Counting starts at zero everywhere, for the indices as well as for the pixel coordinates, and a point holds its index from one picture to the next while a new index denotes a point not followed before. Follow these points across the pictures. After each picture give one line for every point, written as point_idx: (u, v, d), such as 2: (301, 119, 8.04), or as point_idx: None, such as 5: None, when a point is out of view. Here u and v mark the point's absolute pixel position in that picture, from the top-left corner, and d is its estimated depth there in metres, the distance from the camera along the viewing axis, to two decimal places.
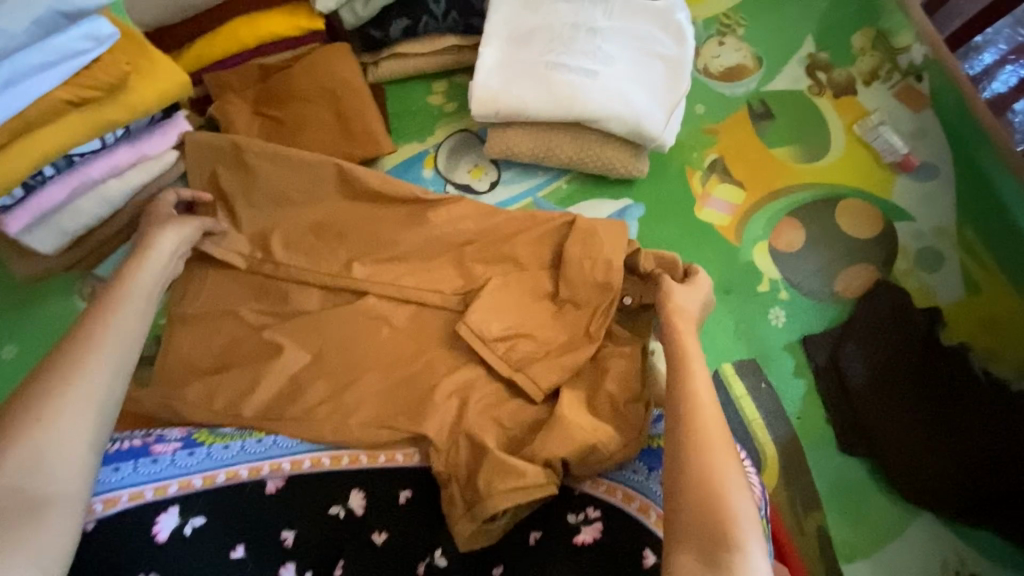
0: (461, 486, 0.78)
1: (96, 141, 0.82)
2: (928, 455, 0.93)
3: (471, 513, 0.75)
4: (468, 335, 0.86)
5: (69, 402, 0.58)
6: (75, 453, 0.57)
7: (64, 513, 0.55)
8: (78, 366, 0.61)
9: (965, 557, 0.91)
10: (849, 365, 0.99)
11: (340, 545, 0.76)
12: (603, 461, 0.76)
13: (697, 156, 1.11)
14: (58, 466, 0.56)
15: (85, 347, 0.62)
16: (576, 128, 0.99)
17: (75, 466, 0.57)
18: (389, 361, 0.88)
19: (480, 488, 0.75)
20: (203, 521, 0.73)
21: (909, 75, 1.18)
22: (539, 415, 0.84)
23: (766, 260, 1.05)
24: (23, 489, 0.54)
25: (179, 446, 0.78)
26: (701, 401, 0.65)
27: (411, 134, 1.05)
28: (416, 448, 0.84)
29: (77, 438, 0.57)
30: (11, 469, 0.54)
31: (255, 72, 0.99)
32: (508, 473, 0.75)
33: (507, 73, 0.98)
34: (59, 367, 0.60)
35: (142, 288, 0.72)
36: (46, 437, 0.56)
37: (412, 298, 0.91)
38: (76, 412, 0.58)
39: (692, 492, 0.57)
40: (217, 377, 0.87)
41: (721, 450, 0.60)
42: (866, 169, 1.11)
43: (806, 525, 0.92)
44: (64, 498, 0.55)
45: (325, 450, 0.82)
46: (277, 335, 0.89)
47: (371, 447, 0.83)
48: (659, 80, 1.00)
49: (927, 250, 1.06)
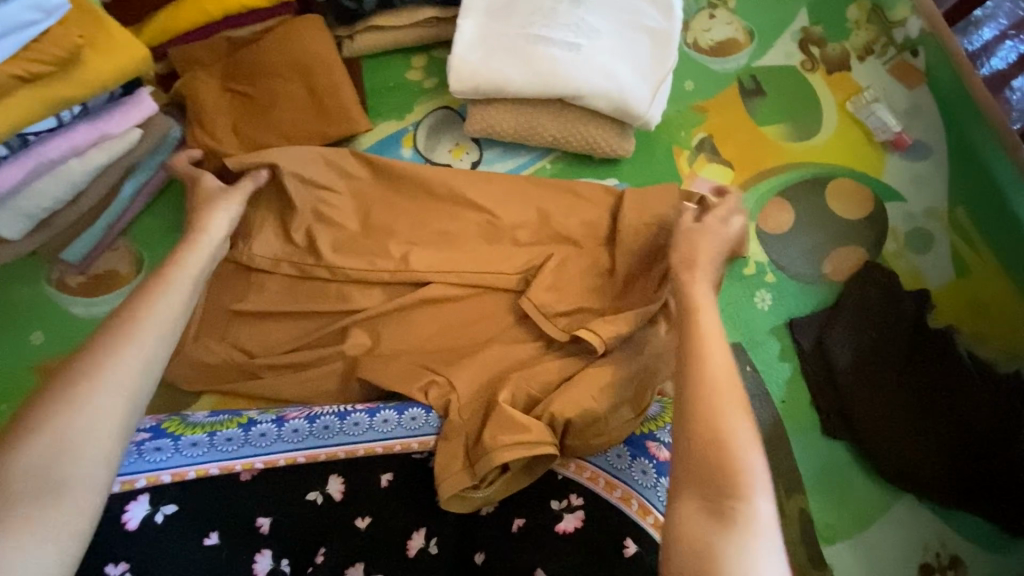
0: (467, 442, 0.78)
1: (52, 120, 0.75)
2: (911, 438, 0.93)
3: (471, 470, 0.75)
4: (531, 309, 0.85)
5: (98, 392, 0.56)
6: (100, 443, 0.55)
7: (78, 505, 0.52)
8: (118, 343, 0.59)
9: (945, 539, 0.91)
10: (835, 349, 0.97)
11: (320, 533, 0.75)
12: (600, 438, 0.78)
13: (685, 135, 1.08)
14: (80, 456, 0.53)
15: (123, 334, 0.60)
16: (559, 104, 0.96)
17: (98, 455, 0.54)
18: (369, 347, 0.88)
19: (484, 442, 0.75)
20: (174, 509, 0.72)
21: (904, 50, 1.14)
22: (532, 396, 0.81)
23: (752, 241, 1.03)
24: (45, 475, 0.52)
25: (146, 436, 0.75)
26: (713, 362, 0.61)
27: (388, 111, 1.02)
28: (407, 438, 0.79)
29: (109, 420, 0.55)
30: (46, 444, 0.53)
31: (222, 46, 0.94)
32: (513, 429, 0.75)
33: (487, 47, 0.94)
34: (104, 342, 0.59)
35: (189, 274, 0.69)
36: (77, 422, 0.54)
37: (388, 279, 0.89)
38: (102, 401, 0.55)
39: (696, 430, 0.56)
40: (288, 365, 0.87)
41: (729, 410, 0.57)
42: (859, 148, 1.09)
43: (788, 507, 0.92)
44: (89, 480, 0.53)
45: (301, 450, 0.78)
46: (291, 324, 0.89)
47: (392, 386, 0.83)
48: (644, 55, 0.96)
49: (916, 231, 1.04)
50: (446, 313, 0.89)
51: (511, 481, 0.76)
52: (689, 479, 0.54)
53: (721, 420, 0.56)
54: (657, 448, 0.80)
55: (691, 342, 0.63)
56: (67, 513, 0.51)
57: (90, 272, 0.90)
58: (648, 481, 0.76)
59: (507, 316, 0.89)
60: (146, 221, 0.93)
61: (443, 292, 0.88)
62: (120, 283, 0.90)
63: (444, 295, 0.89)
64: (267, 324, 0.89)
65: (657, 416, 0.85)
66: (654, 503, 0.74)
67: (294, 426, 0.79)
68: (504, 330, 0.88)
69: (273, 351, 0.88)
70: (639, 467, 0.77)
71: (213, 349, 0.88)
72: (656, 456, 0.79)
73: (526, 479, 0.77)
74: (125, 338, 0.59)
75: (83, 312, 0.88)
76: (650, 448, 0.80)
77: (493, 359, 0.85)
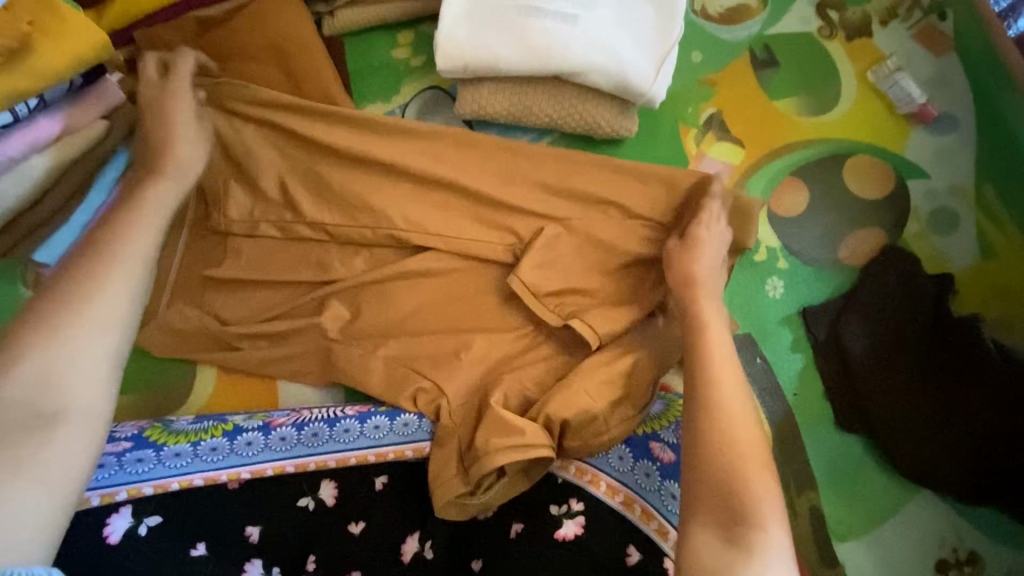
0: (461, 447, 0.76)
1: (8, 115, 0.69)
2: (929, 432, 0.88)
3: (465, 475, 0.73)
4: (521, 289, 0.81)
5: (81, 321, 0.54)
6: (89, 376, 0.54)
7: (75, 435, 0.52)
8: (94, 276, 0.57)
9: (963, 533, 0.87)
10: (851, 340, 0.92)
11: (310, 540, 0.73)
12: (600, 437, 0.74)
13: (692, 112, 1.00)
14: (72, 387, 0.53)
15: (97, 268, 0.57)
16: (556, 82, 0.89)
17: (92, 384, 0.54)
18: (348, 320, 0.84)
19: (477, 444, 0.73)
20: (158, 521, 0.70)
21: (931, 13, 1.05)
22: (527, 394, 0.79)
23: (765, 226, 0.97)
24: (36, 407, 0.51)
25: (128, 446, 0.71)
26: (738, 406, 0.62)
27: (374, 94, 0.96)
28: (400, 445, 0.77)
29: (90, 354, 0.54)
30: (28, 380, 0.51)
31: (192, 26, 0.87)
32: (507, 432, 0.71)
33: (476, 20, 0.86)
34: (79, 275, 0.57)
35: (162, 205, 0.65)
36: (57, 358, 0.53)
37: (365, 239, 0.85)
38: (86, 336, 0.54)
39: (726, 485, 0.57)
40: (265, 335, 0.85)
41: (754, 463, 0.58)
42: (878, 122, 1.01)
43: (799, 504, 0.88)
44: (79, 417, 0.53)
45: (289, 458, 0.75)
46: (276, 317, 0.85)
47: (394, 388, 0.81)
48: (647, 25, 0.88)
49: (940, 210, 0.98)
50: (439, 311, 0.84)
51: (512, 484, 0.73)
52: (715, 528, 0.55)
53: (751, 473, 0.58)
54: (662, 449, 0.76)
55: (724, 383, 0.64)
56: (66, 442, 0.52)
57: None
58: (650, 485, 0.73)
59: (503, 311, 0.84)
60: None
61: (435, 288, 0.85)
62: None
63: (437, 291, 0.85)
64: (243, 291, 0.86)
65: (662, 414, 0.80)
66: (659, 508, 0.71)
67: (282, 435, 0.75)
68: (502, 326, 0.83)
69: (249, 320, 0.85)
70: (642, 470, 0.74)
71: (189, 315, 0.85)
72: (660, 458, 0.75)
73: (528, 482, 0.74)
74: (102, 273, 0.57)
75: None
76: (653, 449, 0.76)
77: (489, 359, 0.81)
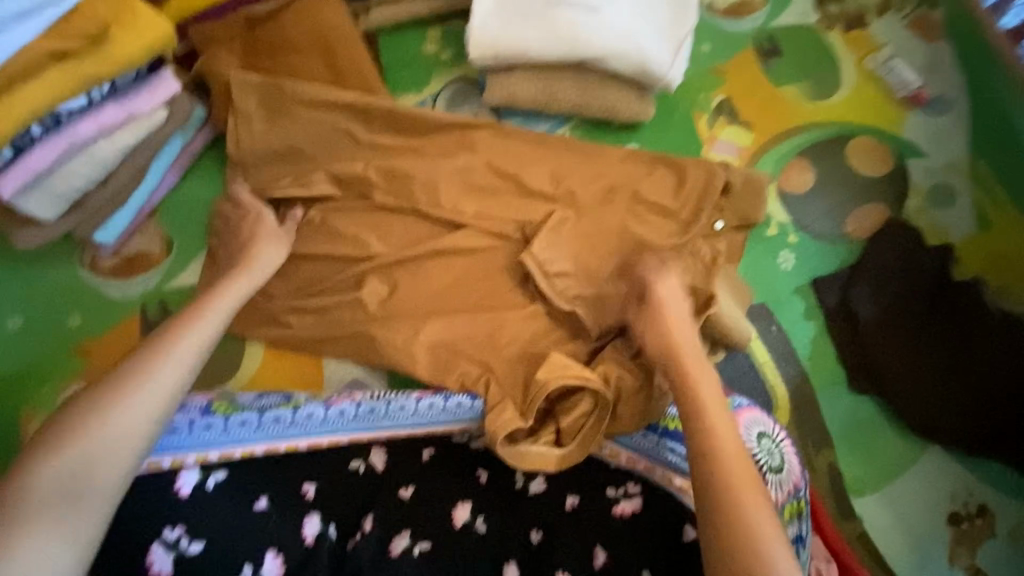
0: (516, 402, 0.82)
1: (83, 98, 0.76)
2: (936, 390, 0.93)
3: (524, 418, 0.79)
4: (532, 267, 0.86)
5: (128, 403, 0.65)
6: (122, 450, 0.63)
7: (97, 507, 0.60)
8: (148, 370, 0.68)
9: (973, 488, 0.92)
10: (860, 306, 0.97)
11: (365, 501, 0.76)
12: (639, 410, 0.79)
13: (703, 98, 1.07)
14: (104, 460, 0.62)
15: (150, 362, 0.68)
16: (578, 70, 0.95)
17: (116, 462, 0.62)
18: (385, 295, 0.89)
19: (537, 380, 0.79)
20: (224, 476, 0.75)
21: (923, 4, 1.13)
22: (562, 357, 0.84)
23: (775, 201, 1.03)
24: (71, 480, 0.60)
25: (198, 415, 0.77)
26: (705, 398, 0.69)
27: (407, 85, 1.02)
28: (450, 423, 0.80)
29: (128, 431, 0.64)
30: (76, 454, 0.61)
31: (241, 23, 0.94)
32: (569, 365, 0.79)
33: (504, 13, 0.93)
34: (137, 364, 0.68)
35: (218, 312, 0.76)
36: (98, 437, 0.62)
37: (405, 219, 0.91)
38: (126, 415, 0.64)
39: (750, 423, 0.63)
40: (310, 309, 0.90)
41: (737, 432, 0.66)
42: (877, 106, 1.08)
43: (816, 462, 0.94)
44: (105, 490, 0.61)
45: (345, 432, 0.79)
46: (318, 293, 0.90)
47: (437, 356, 0.86)
48: (663, 16, 0.95)
49: (938, 186, 1.04)
50: (476, 285, 0.90)
51: (565, 458, 0.76)
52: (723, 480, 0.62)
53: None
54: None
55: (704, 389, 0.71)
56: (83, 512, 0.59)
57: (122, 254, 0.91)
58: None
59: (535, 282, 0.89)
60: (182, 201, 0.94)
61: (469, 264, 0.90)
62: (154, 263, 0.91)
63: (471, 266, 0.90)
64: (287, 267, 0.91)
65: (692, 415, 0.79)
66: None
67: (340, 410, 0.80)
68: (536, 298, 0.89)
69: (294, 295, 0.90)
70: None
71: None
72: None
73: (581, 455, 0.76)
74: (152, 368, 0.68)
75: (118, 294, 0.89)
76: None
77: (524, 328, 0.87)
